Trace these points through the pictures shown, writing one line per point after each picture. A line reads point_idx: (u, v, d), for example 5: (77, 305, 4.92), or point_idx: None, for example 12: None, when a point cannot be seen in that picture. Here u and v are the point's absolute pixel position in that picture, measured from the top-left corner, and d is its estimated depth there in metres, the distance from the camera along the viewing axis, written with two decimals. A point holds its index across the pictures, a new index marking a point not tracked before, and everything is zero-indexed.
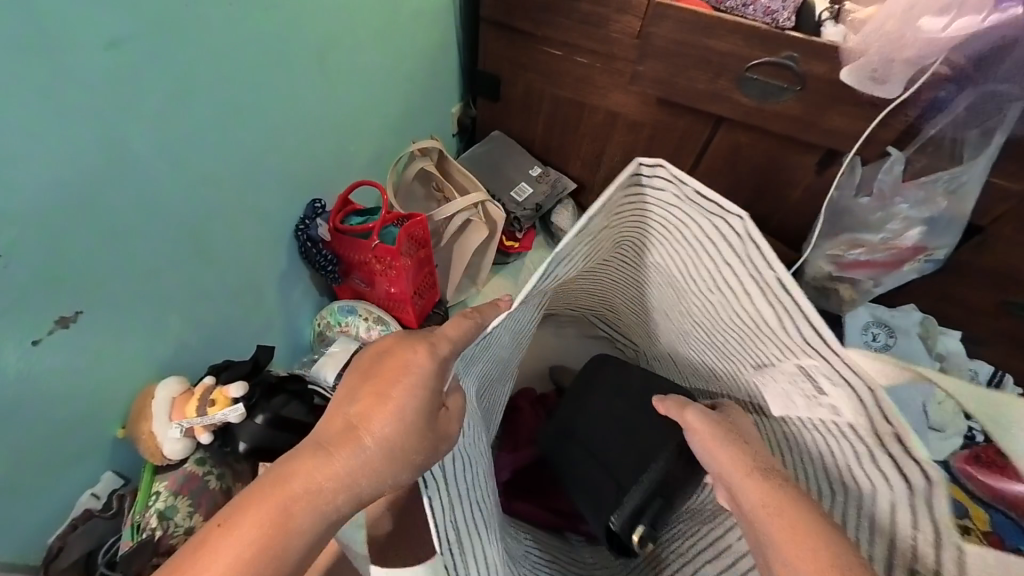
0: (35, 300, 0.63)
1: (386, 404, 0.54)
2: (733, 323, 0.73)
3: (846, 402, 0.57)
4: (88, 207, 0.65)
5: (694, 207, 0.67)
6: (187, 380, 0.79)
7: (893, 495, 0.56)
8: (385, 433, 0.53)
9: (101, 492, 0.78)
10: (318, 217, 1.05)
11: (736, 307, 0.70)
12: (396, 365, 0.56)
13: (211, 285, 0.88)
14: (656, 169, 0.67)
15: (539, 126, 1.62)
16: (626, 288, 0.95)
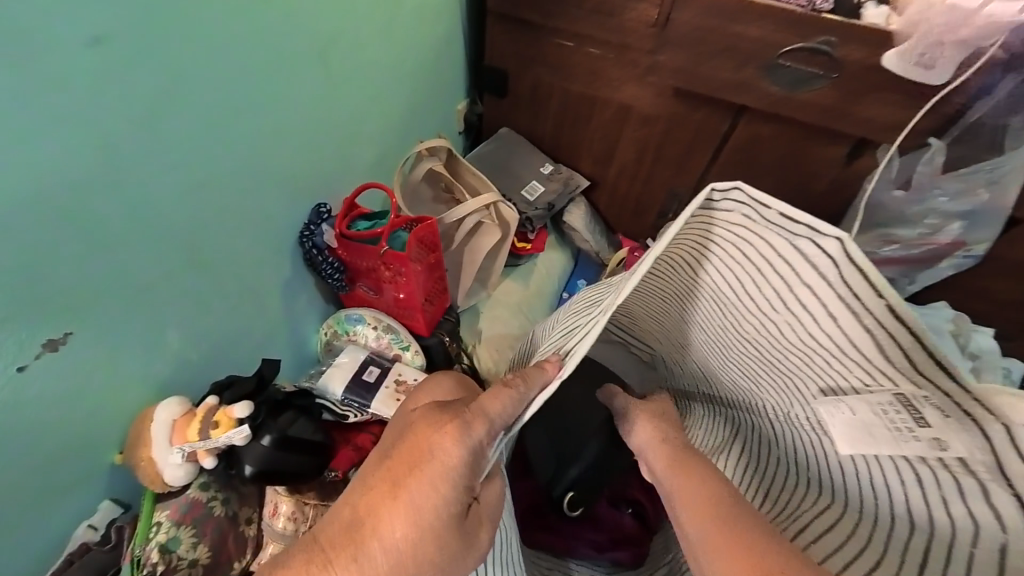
0: (22, 320, 0.58)
1: (404, 503, 0.47)
2: (797, 358, 0.60)
3: (960, 439, 0.47)
4: (76, 220, 0.60)
5: (771, 232, 0.53)
6: (188, 401, 0.74)
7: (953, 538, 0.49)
8: (404, 537, 0.47)
9: (100, 523, 0.73)
10: (323, 223, 1.00)
11: (802, 340, 0.57)
12: (415, 454, 0.49)
13: (212, 297, 0.83)
14: (730, 192, 0.53)
15: (548, 122, 1.56)
16: (651, 309, 0.79)
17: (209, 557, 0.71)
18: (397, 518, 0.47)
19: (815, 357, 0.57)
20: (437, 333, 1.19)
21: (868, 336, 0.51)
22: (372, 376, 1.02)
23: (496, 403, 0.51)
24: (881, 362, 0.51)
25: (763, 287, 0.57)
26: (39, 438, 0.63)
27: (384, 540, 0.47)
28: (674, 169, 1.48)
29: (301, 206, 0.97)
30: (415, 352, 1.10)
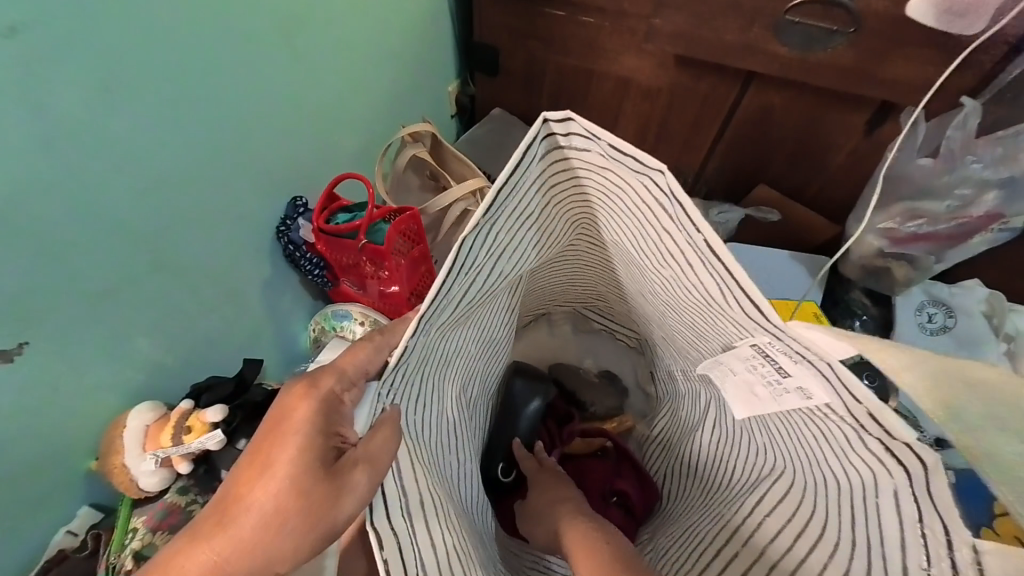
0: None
1: (268, 467, 0.45)
2: (690, 302, 0.62)
3: (812, 381, 0.49)
4: (20, 225, 0.57)
5: (621, 168, 0.56)
6: (162, 406, 0.73)
7: (896, 480, 0.48)
8: (274, 502, 0.44)
9: (80, 529, 0.72)
10: (300, 217, 0.95)
11: (687, 283, 0.60)
12: (277, 421, 0.47)
13: (187, 298, 0.81)
14: (569, 128, 0.54)
15: (543, 101, 1.48)
16: (597, 268, 0.82)
17: None
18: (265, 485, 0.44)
19: (704, 308, 0.60)
20: None
21: (712, 278, 0.54)
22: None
23: (348, 358, 0.52)
24: (734, 307, 0.54)
25: (648, 229, 0.60)
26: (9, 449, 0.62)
27: (255, 507, 0.44)
28: (678, 146, 1.38)
29: (278, 200, 0.93)
30: None
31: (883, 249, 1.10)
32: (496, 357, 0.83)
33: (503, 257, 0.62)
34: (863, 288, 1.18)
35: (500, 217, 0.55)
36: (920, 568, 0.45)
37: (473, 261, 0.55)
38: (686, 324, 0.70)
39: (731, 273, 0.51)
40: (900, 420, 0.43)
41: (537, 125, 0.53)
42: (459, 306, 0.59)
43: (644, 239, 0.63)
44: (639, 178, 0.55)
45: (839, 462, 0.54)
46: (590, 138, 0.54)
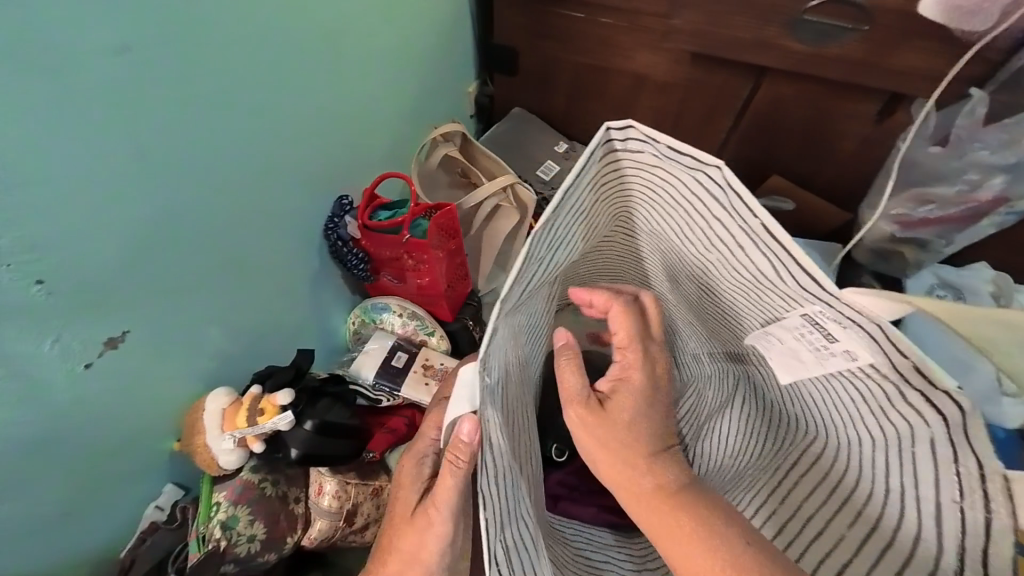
0: (81, 323, 0.62)
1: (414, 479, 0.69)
2: (733, 283, 0.69)
3: (859, 342, 0.56)
4: (120, 225, 0.63)
5: (671, 165, 0.63)
6: (234, 391, 0.78)
7: (930, 432, 0.53)
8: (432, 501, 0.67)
9: (166, 504, 0.79)
10: (346, 215, 1.02)
11: (733, 265, 0.66)
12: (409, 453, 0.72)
13: (248, 292, 0.87)
14: (627, 132, 0.62)
15: (560, 99, 1.53)
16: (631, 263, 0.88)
17: (265, 533, 0.75)
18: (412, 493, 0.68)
19: (752, 288, 0.66)
20: (461, 319, 1.18)
21: (765, 258, 0.61)
22: (399, 363, 1.05)
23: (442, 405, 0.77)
24: (788, 283, 0.60)
25: (694, 221, 0.67)
26: (103, 431, 0.68)
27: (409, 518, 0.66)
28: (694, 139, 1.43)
29: (324, 198, 0.99)
30: (440, 338, 1.12)
31: (895, 234, 1.16)
32: (540, 346, 0.89)
33: (560, 248, 0.68)
34: (875, 271, 1.24)
35: (565, 210, 0.62)
36: (953, 501, 0.52)
37: (542, 249, 0.62)
38: (721, 307, 0.76)
39: (788, 251, 0.57)
40: (947, 372, 0.49)
41: (602, 129, 0.60)
42: (524, 292, 0.65)
43: (686, 228, 0.69)
44: (695, 173, 0.62)
45: (875, 420, 0.59)
46: (648, 140, 0.62)
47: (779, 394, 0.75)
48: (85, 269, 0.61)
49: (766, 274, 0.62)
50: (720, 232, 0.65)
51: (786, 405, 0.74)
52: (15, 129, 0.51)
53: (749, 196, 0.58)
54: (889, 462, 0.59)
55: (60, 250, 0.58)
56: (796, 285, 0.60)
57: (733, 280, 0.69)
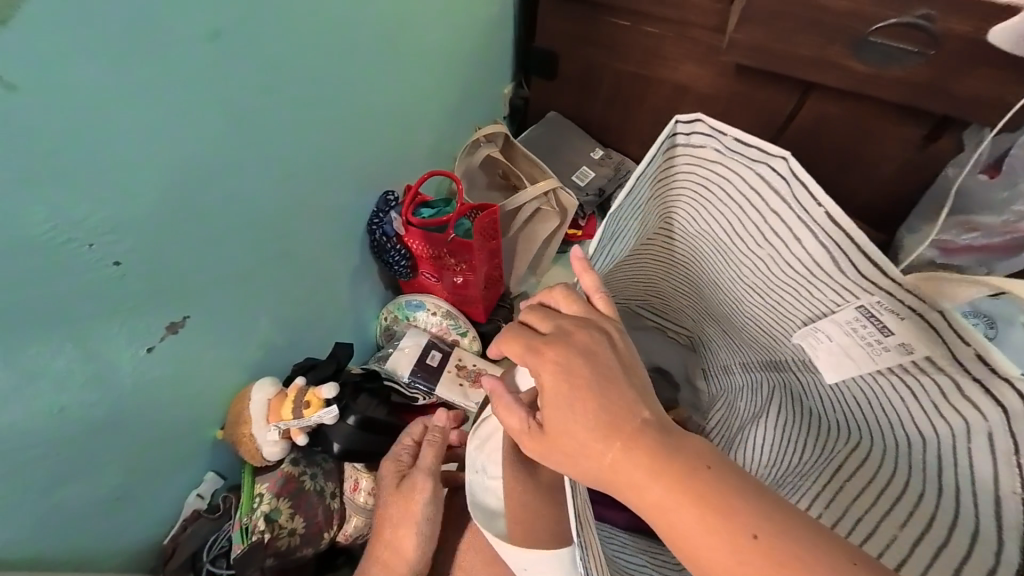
0: (150, 305, 0.62)
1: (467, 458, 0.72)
2: (784, 285, 0.68)
3: (916, 334, 0.57)
4: (196, 209, 0.63)
5: (733, 161, 0.63)
6: (278, 382, 0.78)
7: (987, 425, 0.51)
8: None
9: (206, 493, 0.78)
10: (391, 210, 1.01)
11: (786, 263, 0.65)
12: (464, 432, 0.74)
13: (297, 283, 0.86)
14: (694, 126, 0.62)
15: (597, 105, 1.52)
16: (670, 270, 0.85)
17: (304, 527, 0.74)
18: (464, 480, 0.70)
19: (803, 287, 0.66)
20: (494, 320, 1.18)
21: (823, 251, 0.60)
22: (434, 361, 1.05)
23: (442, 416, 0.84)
24: (843, 277, 0.60)
25: (748, 219, 0.66)
26: (158, 415, 0.68)
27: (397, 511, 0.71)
28: None
29: (370, 192, 0.99)
30: (473, 338, 1.12)
31: (934, 260, 1.16)
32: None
33: (615, 242, 0.67)
34: None
35: (630, 201, 0.63)
36: (1014, 493, 0.48)
37: (608, 239, 0.63)
38: (761, 312, 0.75)
39: (850, 240, 0.57)
40: (1008, 357, 0.49)
41: (671, 122, 0.60)
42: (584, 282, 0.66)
43: (734, 226, 0.68)
44: (756, 167, 0.62)
45: (925, 417, 0.58)
46: (712, 133, 0.62)
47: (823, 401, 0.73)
48: (159, 252, 0.61)
49: (819, 268, 0.62)
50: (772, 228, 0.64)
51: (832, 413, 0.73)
52: (112, 108, 0.51)
53: (814, 186, 0.57)
54: (939, 459, 0.56)
55: (140, 232, 0.57)
56: (853, 276, 0.59)
57: (779, 280, 0.67)
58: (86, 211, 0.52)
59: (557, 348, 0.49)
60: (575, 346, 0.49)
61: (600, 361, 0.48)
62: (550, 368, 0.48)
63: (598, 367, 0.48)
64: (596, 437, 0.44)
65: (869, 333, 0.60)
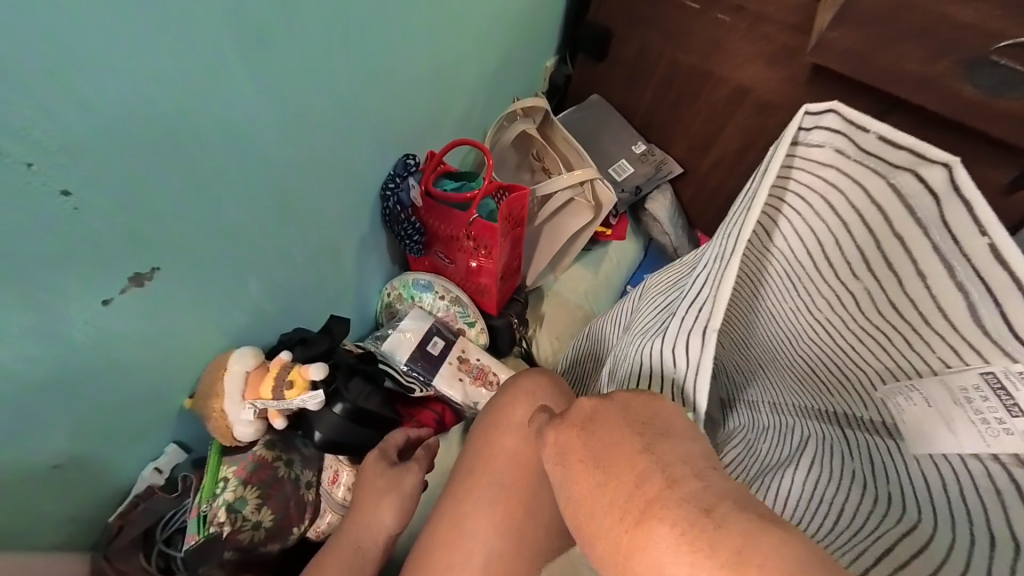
0: (117, 249, 0.52)
1: (496, 483, 0.57)
2: (884, 320, 0.57)
3: None
4: (185, 141, 0.53)
5: (871, 163, 0.55)
6: (261, 352, 0.69)
7: None
8: (507, 515, 0.56)
9: (165, 467, 0.69)
10: (409, 176, 0.90)
11: (897, 293, 0.55)
12: (490, 440, 0.60)
13: (291, 245, 0.76)
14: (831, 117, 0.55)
15: (645, 98, 1.38)
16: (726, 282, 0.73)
17: (272, 520, 0.66)
18: (476, 513, 0.56)
19: (909, 327, 0.55)
20: (505, 315, 1.08)
21: (957, 285, 0.50)
22: (436, 349, 0.96)
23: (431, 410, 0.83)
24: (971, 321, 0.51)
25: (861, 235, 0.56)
26: (118, 375, 0.59)
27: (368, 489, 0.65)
28: None
29: (385, 155, 0.87)
30: (480, 331, 1.03)
31: None
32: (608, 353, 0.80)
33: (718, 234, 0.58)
34: None
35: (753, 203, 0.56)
36: None
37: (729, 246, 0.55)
38: (833, 350, 0.63)
39: (1004, 277, 0.47)
40: None
41: (815, 106, 0.54)
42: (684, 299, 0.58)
43: (839, 242, 0.58)
44: (900, 174, 0.53)
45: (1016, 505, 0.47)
46: (853, 129, 0.54)
47: (873, 463, 0.59)
48: (131, 186, 0.50)
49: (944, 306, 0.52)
50: (881, 255, 0.55)
51: (874, 472, 0.58)
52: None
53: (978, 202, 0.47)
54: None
55: (107, 158, 0.47)
56: (988, 323, 0.49)
57: (880, 314, 0.57)
58: (37, 121, 0.41)
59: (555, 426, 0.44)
60: (576, 416, 0.43)
61: (601, 426, 0.41)
62: (552, 451, 0.43)
63: (599, 433, 0.41)
64: (600, 505, 0.37)
65: (988, 407, 0.50)
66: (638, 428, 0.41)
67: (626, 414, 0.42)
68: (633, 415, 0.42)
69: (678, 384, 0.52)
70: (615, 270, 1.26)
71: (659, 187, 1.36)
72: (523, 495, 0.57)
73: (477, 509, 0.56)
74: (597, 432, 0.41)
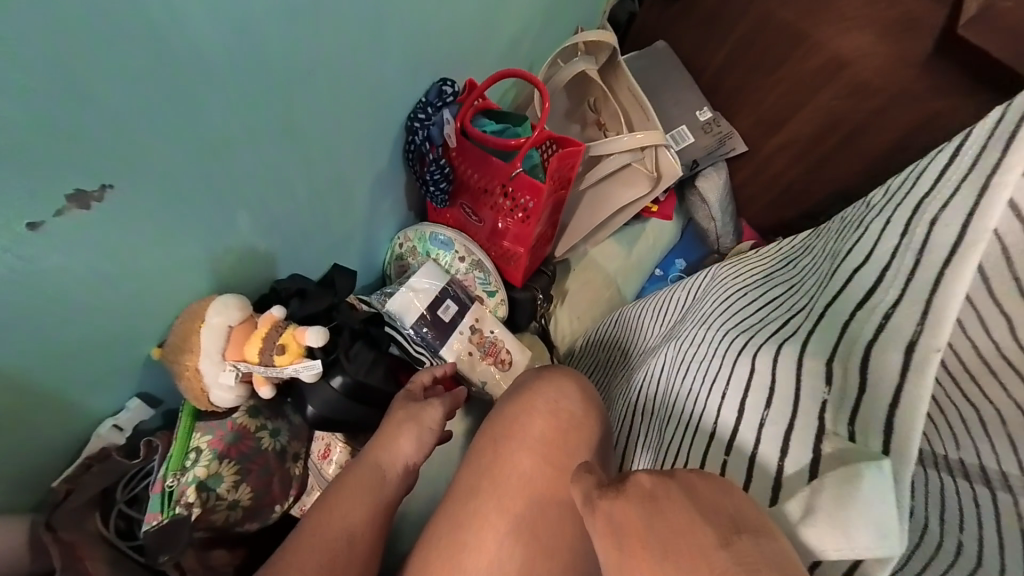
0: (58, 160, 0.39)
1: (506, 509, 0.49)
2: None
3: None
4: (147, 13, 0.39)
5: None
6: (249, 303, 0.58)
7: None
8: (517, 553, 0.48)
9: (128, 424, 0.57)
10: (443, 107, 0.74)
11: None
12: (500, 455, 0.52)
13: (288, 173, 0.61)
14: None
15: (720, 53, 1.11)
16: (817, 266, 0.60)
17: (250, 499, 0.57)
18: (479, 545, 0.48)
19: None
20: (530, 288, 0.97)
21: None
22: (448, 316, 0.82)
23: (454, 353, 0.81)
24: None
25: None
26: (72, 317, 0.48)
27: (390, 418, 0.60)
28: (855, 166, 1.05)
29: (409, 76, 0.69)
30: (500, 302, 0.90)
31: None
32: (661, 355, 0.68)
33: (905, 223, 0.49)
34: None
35: (978, 180, 0.43)
36: None
37: (924, 235, 0.45)
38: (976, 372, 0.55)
39: None
40: None
41: None
42: (832, 301, 0.51)
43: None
44: None
45: None
46: None
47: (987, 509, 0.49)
48: (73, 71, 0.37)
49: None
50: None
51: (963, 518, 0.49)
52: None
53: None
54: None
55: (37, 24, 0.34)
56: None
57: None
58: None
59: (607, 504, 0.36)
60: (634, 494, 0.35)
61: (665, 510, 0.33)
62: (604, 521, 0.35)
63: (662, 516, 0.33)
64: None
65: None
66: (714, 519, 0.33)
67: (696, 499, 0.34)
68: (705, 501, 0.34)
69: (828, 408, 0.43)
70: (652, 249, 1.12)
71: (716, 165, 1.17)
72: (545, 524, 0.49)
73: (481, 541, 0.48)
74: (663, 518, 0.33)
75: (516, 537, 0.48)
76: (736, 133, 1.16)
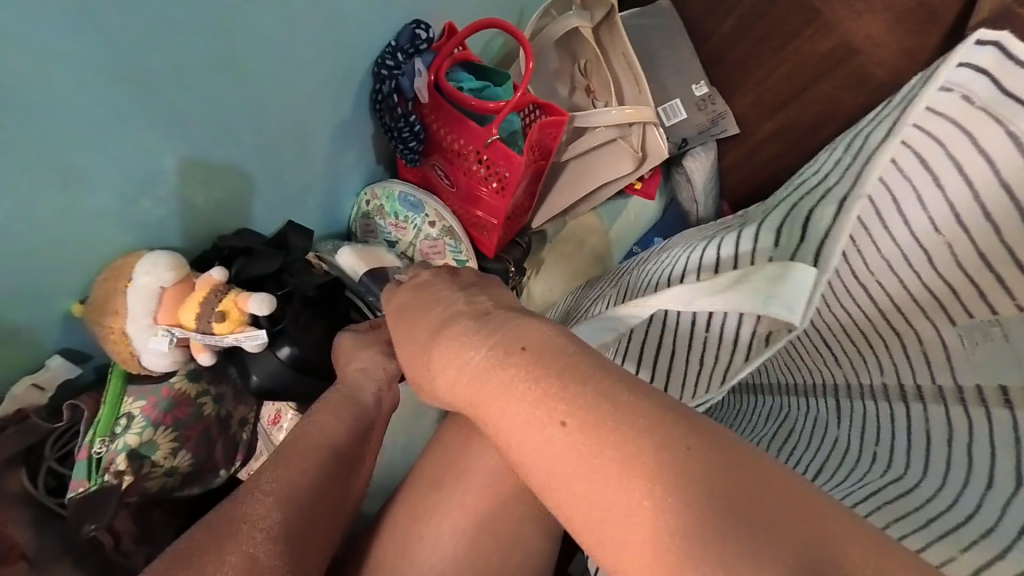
0: None
1: (466, 505, 0.49)
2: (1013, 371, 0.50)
3: None
4: None
5: None
6: (187, 263, 0.53)
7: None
8: (471, 555, 0.48)
9: (50, 384, 0.52)
10: (416, 54, 0.66)
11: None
12: (464, 444, 0.52)
13: (231, 120, 0.55)
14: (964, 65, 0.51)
15: (726, 23, 1.03)
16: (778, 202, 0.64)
17: (190, 466, 0.56)
18: (436, 539, 0.48)
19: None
20: (502, 260, 0.93)
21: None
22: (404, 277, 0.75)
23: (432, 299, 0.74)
24: None
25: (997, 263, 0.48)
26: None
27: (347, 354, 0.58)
28: None
29: (374, 14, 0.62)
30: None
31: None
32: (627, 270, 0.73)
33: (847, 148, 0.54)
34: None
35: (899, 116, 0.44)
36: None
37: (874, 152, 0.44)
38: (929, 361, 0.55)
39: None
40: None
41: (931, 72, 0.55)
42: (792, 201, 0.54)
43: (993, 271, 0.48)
44: None
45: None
46: None
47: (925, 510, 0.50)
48: None
49: None
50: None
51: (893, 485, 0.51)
52: None
53: None
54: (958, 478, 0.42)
55: None
56: None
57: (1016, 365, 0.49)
58: None
59: (477, 372, 0.40)
60: (483, 331, 0.41)
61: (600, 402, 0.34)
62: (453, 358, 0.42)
63: (501, 340, 0.40)
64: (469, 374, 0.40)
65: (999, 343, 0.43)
66: (539, 350, 0.38)
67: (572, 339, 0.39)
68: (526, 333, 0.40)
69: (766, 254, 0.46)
70: (634, 228, 1.08)
71: (706, 146, 1.11)
72: (498, 522, 0.49)
73: (436, 543, 0.48)
74: (497, 342, 0.40)
75: (474, 541, 0.48)
76: (731, 113, 1.09)
